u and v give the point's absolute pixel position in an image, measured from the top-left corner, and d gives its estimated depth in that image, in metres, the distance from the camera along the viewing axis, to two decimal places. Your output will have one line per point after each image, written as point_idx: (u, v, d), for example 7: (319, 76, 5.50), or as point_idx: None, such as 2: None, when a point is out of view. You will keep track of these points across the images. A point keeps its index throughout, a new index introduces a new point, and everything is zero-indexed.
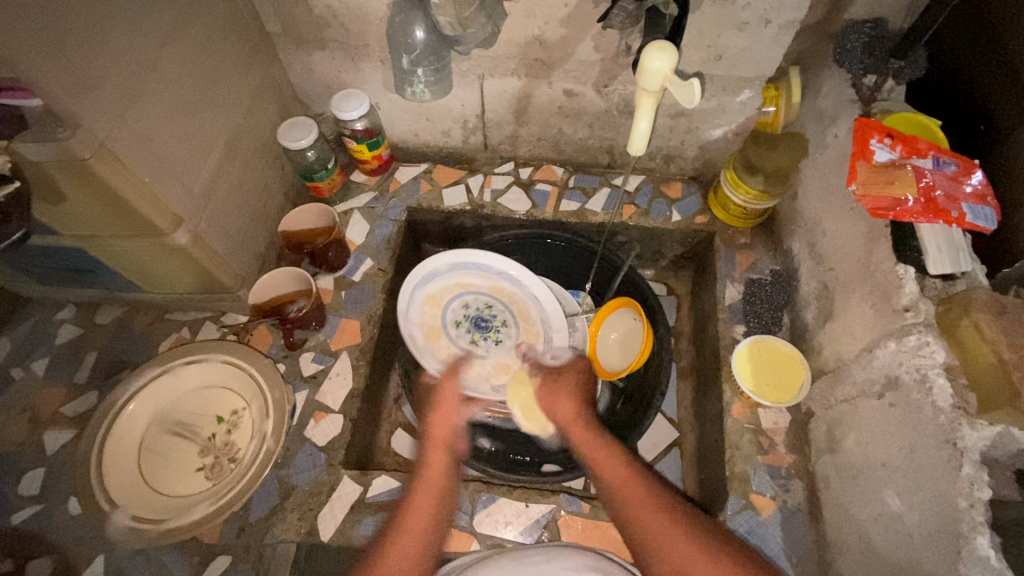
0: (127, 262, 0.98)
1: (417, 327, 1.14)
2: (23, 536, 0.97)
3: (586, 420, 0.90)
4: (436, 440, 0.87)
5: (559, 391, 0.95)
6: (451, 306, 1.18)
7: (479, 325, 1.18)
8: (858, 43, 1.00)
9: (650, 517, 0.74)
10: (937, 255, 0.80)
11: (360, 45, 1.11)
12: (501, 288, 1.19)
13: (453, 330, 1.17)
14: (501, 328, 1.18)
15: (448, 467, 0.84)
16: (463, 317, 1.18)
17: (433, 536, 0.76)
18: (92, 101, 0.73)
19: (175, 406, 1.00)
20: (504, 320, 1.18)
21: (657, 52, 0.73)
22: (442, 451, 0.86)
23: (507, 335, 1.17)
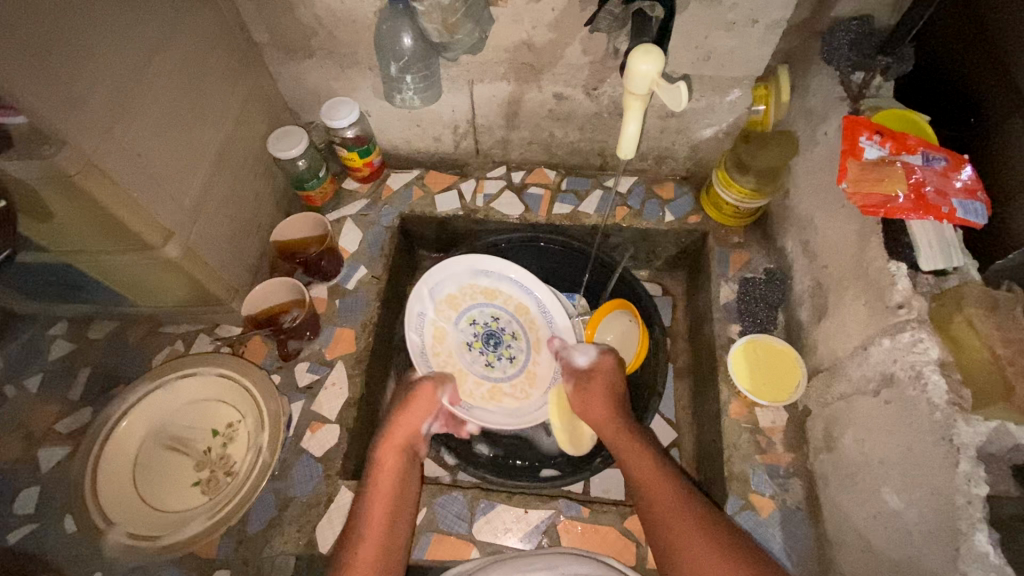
0: (118, 277, 0.97)
1: (489, 280, 1.17)
2: (18, 555, 0.96)
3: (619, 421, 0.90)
4: (393, 442, 0.91)
5: (591, 393, 0.95)
6: (508, 321, 1.18)
7: (496, 340, 1.18)
8: (845, 41, 1.00)
9: (676, 526, 0.76)
10: (928, 251, 0.80)
11: (348, 53, 1.11)
12: (529, 371, 1.16)
13: (495, 317, 1.18)
14: (478, 355, 1.16)
15: (403, 472, 0.89)
16: (505, 336, 1.18)
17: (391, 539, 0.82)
18: (78, 118, 0.72)
19: (169, 422, 0.99)
20: (488, 363, 1.16)
21: (644, 56, 0.73)
22: (396, 453, 0.90)
23: (471, 357, 1.15)
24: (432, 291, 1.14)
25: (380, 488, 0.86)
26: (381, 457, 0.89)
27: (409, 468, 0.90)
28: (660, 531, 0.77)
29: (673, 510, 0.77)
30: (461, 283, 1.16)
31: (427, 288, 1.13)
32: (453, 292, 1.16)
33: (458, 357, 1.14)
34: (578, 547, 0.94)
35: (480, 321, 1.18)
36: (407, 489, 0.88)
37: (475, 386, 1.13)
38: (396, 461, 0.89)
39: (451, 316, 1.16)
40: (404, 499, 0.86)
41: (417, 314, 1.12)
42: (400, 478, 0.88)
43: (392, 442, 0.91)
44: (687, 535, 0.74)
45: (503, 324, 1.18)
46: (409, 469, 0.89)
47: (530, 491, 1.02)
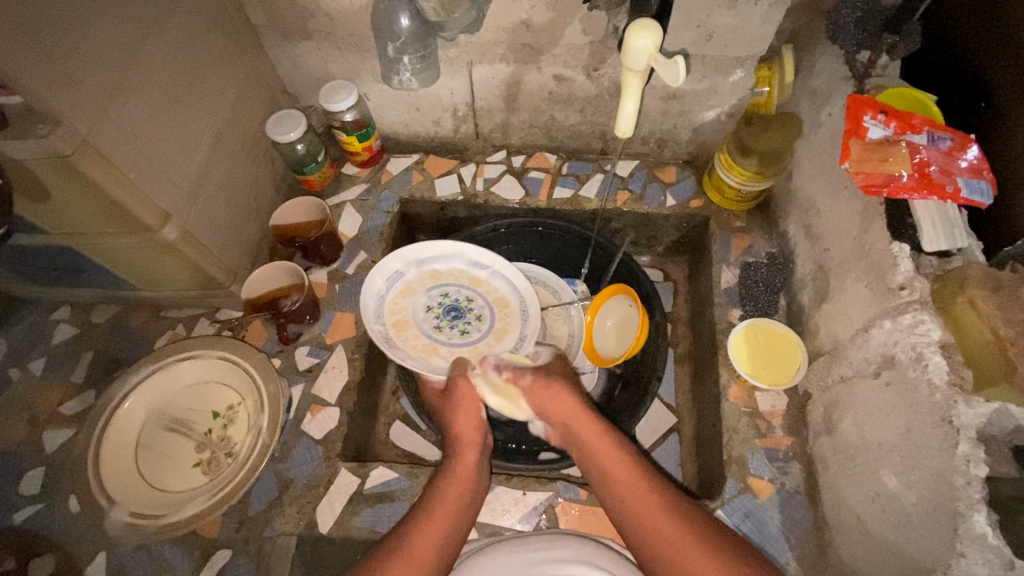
0: (118, 259, 0.98)
1: (483, 271, 1.16)
2: (24, 534, 0.97)
3: (587, 414, 0.91)
4: (468, 439, 0.93)
5: (552, 382, 0.94)
6: (481, 309, 1.13)
7: (451, 317, 1.12)
8: (851, 18, 0.98)
9: (670, 536, 0.76)
10: (932, 231, 0.79)
11: (346, 35, 1.10)
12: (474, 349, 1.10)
13: (470, 298, 1.14)
14: (430, 321, 1.11)
15: (477, 470, 0.90)
16: (470, 321, 1.12)
17: (458, 523, 0.82)
18: (72, 97, 0.72)
19: (171, 403, 1.00)
20: (435, 328, 1.11)
21: (640, 31, 0.72)
22: (473, 449, 0.92)
23: (422, 311, 1.12)
24: (419, 261, 1.15)
25: (454, 480, 0.87)
26: (461, 452, 0.91)
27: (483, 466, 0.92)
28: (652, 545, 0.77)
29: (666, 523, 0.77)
30: (453, 265, 1.16)
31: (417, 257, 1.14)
32: (441, 267, 1.16)
33: (409, 310, 1.11)
34: (576, 530, 0.94)
35: (452, 296, 1.14)
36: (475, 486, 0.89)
37: (409, 339, 1.09)
38: (473, 459, 0.91)
39: (422, 288, 1.14)
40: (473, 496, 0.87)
41: (394, 270, 1.13)
42: (472, 474, 0.89)
43: (467, 438, 0.93)
44: (674, 536, 0.76)
45: (475, 308, 1.13)
46: (483, 467, 0.92)
47: (529, 475, 1.02)
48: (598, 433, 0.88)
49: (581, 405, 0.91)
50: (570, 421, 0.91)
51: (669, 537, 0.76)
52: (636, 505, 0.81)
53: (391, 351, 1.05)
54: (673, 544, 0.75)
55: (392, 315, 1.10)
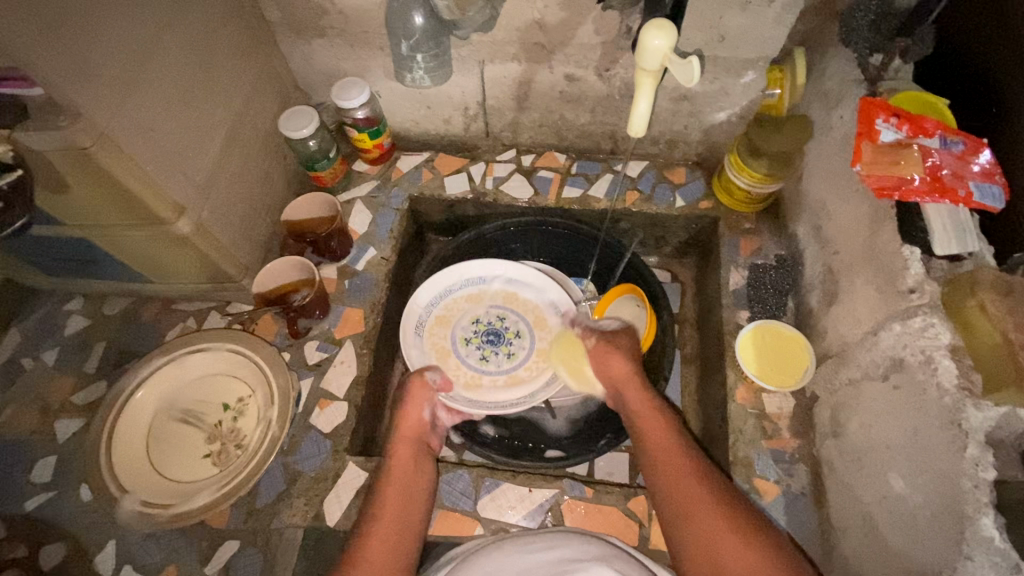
0: (132, 252, 0.99)
1: (555, 319, 1.16)
2: (35, 522, 0.99)
3: (640, 381, 0.94)
4: (404, 434, 0.93)
5: (610, 350, 0.98)
6: (519, 353, 1.15)
7: (491, 338, 1.16)
8: (864, 21, 0.98)
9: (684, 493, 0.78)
10: (943, 236, 0.78)
11: (359, 32, 1.11)
12: (475, 380, 1.12)
13: (519, 334, 1.16)
14: (467, 331, 1.16)
15: (417, 462, 0.91)
16: (499, 353, 1.15)
17: (406, 524, 0.82)
18: (92, 90, 0.73)
19: (183, 395, 1.01)
20: (464, 337, 1.15)
21: (655, 31, 0.72)
22: (409, 444, 0.92)
23: (478, 318, 1.17)
24: (509, 280, 1.19)
25: (393, 479, 0.87)
26: (395, 449, 0.91)
27: (423, 458, 0.92)
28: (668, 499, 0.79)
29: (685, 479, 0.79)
30: (531, 298, 1.18)
31: (508, 275, 1.19)
32: (523, 295, 1.19)
33: (460, 311, 1.17)
34: (582, 527, 0.95)
35: (507, 326, 1.17)
36: (419, 478, 0.89)
37: (433, 332, 1.15)
38: (409, 452, 0.91)
39: (489, 299, 1.19)
40: (414, 489, 0.87)
41: (479, 275, 1.19)
42: (410, 468, 0.89)
43: (402, 434, 0.93)
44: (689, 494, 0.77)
45: (513, 347, 1.15)
46: (422, 458, 0.92)
47: (535, 472, 1.03)
48: (645, 399, 0.91)
49: (636, 372, 0.95)
50: (622, 386, 0.94)
51: (689, 494, 0.77)
52: (665, 464, 0.82)
53: (411, 328, 1.13)
54: (692, 500, 0.77)
55: (441, 304, 1.17)
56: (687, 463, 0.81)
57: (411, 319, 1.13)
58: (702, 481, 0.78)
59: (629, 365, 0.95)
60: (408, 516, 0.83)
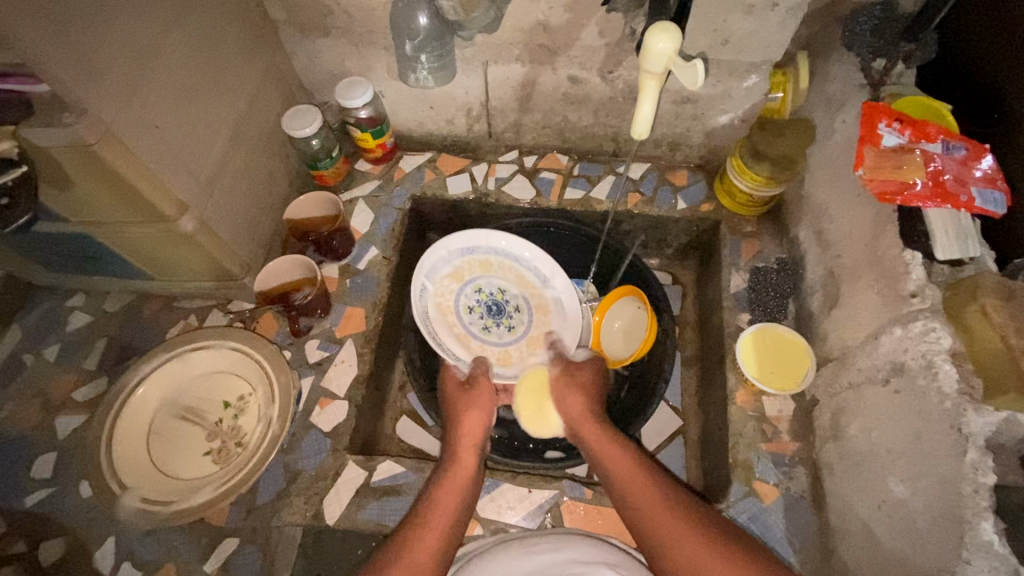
0: (136, 249, 0.99)
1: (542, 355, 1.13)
2: (35, 518, 0.99)
3: (595, 416, 0.94)
4: (467, 442, 0.92)
5: (574, 387, 0.99)
6: (492, 338, 1.15)
7: (499, 307, 1.16)
8: (867, 26, 1.00)
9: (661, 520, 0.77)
10: (945, 242, 0.79)
11: (364, 32, 1.11)
12: (442, 314, 1.14)
13: (512, 329, 1.15)
14: (490, 287, 1.17)
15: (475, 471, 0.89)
16: (483, 320, 1.16)
17: (455, 530, 0.81)
18: (98, 88, 0.73)
19: (184, 392, 1.01)
20: (477, 287, 1.16)
21: (660, 34, 0.72)
22: (472, 453, 0.91)
23: (514, 293, 1.16)
24: (557, 300, 1.15)
25: (450, 483, 0.86)
26: (459, 455, 0.90)
27: (480, 470, 0.91)
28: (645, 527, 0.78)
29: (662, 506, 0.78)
30: (553, 325, 1.14)
31: (563, 302, 1.14)
32: (551, 316, 1.15)
33: (507, 276, 1.16)
34: (581, 529, 0.95)
35: (512, 319, 1.16)
36: (474, 487, 0.88)
37: (467, 264, 1.16)
38: (472, 462, 0.90)
39: (533, 292, 1.16)
40: (469, 498, 0.86)
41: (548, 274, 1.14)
42: (470, 476, 0.88)
43: (465, 441, 0.92)
44: (672, 524, 0.76)
45: (495, 330, 1.16)
46: (478, 471, 0.91)
47: (534, 472, 1.03)
48: (603, 433, 0.90)
49: (592, 407, 0.95)
50: (580, 423, 0.94)
51: (665, 526, 0.76)
52: (636, 496, 0.80)
53: (464, 240, 1.13)
54: (671, 533, 0.75)
55: (499, 258, 1.16)
56: (657, 495, 0.80)
57: (471, 243, 1.14)
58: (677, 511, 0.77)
59: (586, 400, 0.96)
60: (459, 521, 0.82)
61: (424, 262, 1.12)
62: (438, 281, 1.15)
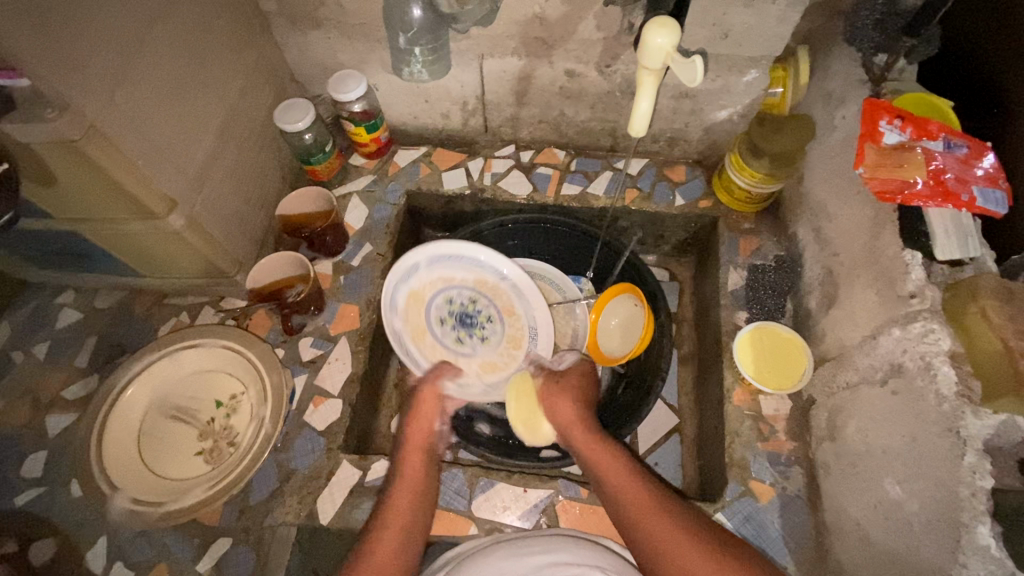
0: (124, 245, 0.97)
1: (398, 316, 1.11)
2: (25, 518, 0.98)
3: (585, 423, 0.91)
4: (415, 444, 0.90)
5: (559, 392, 0.96)
6: (434, 328, 1.13)
7: (469, 317, 1.13)
8: (869, 21, 0.98)
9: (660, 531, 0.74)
10: (945, 241, 0.78)
11: (356, 23, 1.09)
12: (481, 280, 1.12)
13: (443, 326, 1.13)
14: (488, 330, 1.13)
15: (425, 473, 0.88)
16: (448, 313, 1.13)
17: (413, 534, 0.80)
18: (81, 82, 0.71)
19: (176, 391, 1.00)
20: (490, 316, 1.13)
21: (658, 29, 0.71)
22: (420, 454, 0.89)
23: (494, 330, 1.13)
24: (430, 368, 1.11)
25: (402, 487, 0.85)
26: (403, 457, 0.89)
27: (431, 469, 0.89)
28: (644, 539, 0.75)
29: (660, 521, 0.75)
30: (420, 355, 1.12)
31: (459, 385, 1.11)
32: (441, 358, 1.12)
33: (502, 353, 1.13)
34: (576, 528, 0.95)
35: (446, 323, 1.13)
36: (428, 487, 0.87)
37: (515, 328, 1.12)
38: (419, 462, 0.88)
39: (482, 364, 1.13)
40: (425, 498, 0.85)
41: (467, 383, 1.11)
42: (421, 478, 0.87)
43: (413, 444, 0.90)
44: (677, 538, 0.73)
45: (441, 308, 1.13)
46: (431, 471, 0.89)
47: (529, 472, 1.02)
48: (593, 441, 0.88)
49: (582, 414, 0.92)
50: (573, 431, 0.91)
51: (662, 532, 0.74)
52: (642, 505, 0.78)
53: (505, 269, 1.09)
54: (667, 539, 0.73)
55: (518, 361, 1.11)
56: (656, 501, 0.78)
57: (519, 287, 1.10)
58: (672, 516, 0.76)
59: (575, 407, 0.93)
60: (411, 532, 0.80)
61: (489, 254, 1.09)
62: (505, 291, 1.11)
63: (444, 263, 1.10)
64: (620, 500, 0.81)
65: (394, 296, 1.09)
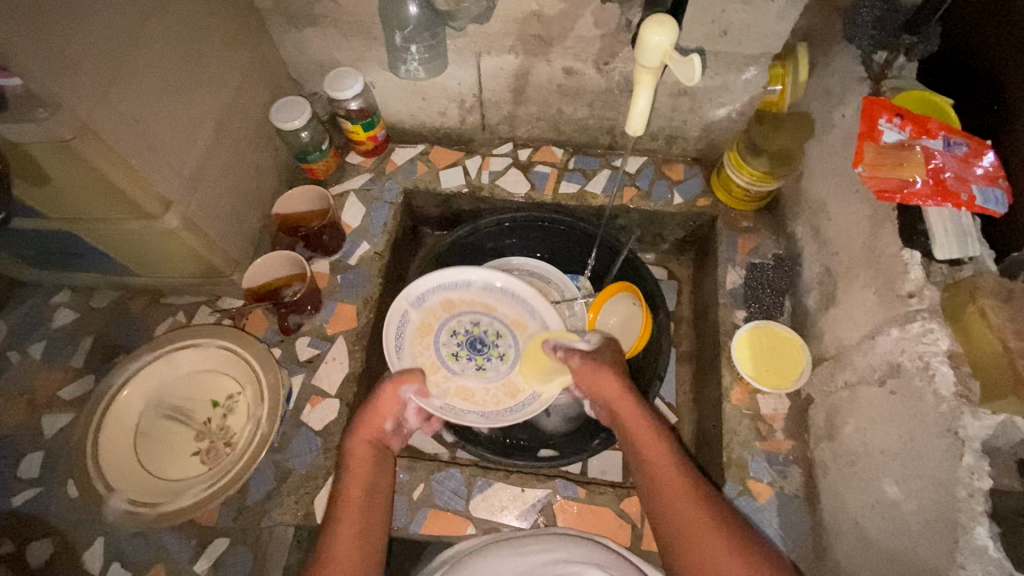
0: (118, 245, 0.97)
1: (417, 313, 1.09)
2: (22, 518, 0.97)
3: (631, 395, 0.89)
4: (365, 435, 0.88)
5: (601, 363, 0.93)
6: (442, 336, 1.11)
7: (479, 342, 1.11)
8: (869, 18, 0.97)
9: (690, 522, 0.74)
10: (944, 240, 0.77)
11: (351, 20, 1.08)
12: (520, 322, 1.12)
13: (456, 335, 1.11)
14: (490, 364, 1.11)
15: (374, 464, 0.86)
16: (464, 331, 1.12)
17: (368, 531, 0.80)
18: (73, 83, 0.71)
19: (172, 392, 1.00)
20: (501, 353, 1.11)
21: (656, 27, 0.71)
22: (369, 446, 0.87)
23: (495, 366, 1.11)
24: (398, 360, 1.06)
25: (353, 481, 0.84)
26: (351, 449, 0.87)
27: (380, 459, 0.88)
28: (675, 528, 0.75)
29: (689, 511, 0.75)
30: (405, 349, 1.07)
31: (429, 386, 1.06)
32: (423, 362, 1.08)
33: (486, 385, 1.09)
34: (574, 527, 0.95)
35: (461, 331, 1.12)
36: (380, 476, 0.86)
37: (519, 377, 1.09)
38: (369, 455, 0.87)
39: (462, 387, 1.09)
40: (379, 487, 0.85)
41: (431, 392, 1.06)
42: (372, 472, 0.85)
43: (362, 435, 0.88)
44: (705, 532, 0.73)
45: (465, 328, 1.12)
46: (381, 461, 0.88)
47: (528, 471, 1.02)
48: (637, 417, 0.86)
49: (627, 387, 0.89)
50: (617, 404, 0.89)
51: (689, 517, 0.75)
52: (671, 489, 0.78)
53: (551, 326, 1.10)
54: (695, 527, 0.74)
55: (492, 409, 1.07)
56: (687, 487, 0.77)
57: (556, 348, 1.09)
58: (703, 501, 0.76)
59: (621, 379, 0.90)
60: (370, 531, 0.80)
61: (546, 309, 1.09)
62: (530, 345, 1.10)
63: (495, 293, 1.11)
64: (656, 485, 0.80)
65: (430, 291, 1.10)
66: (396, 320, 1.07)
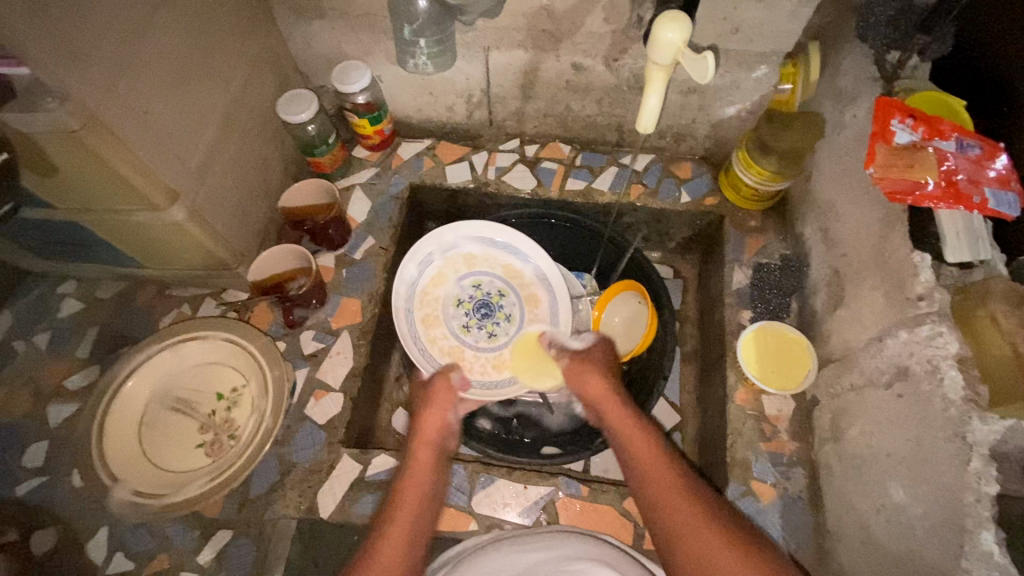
0: (124, 237, 0.97)
1: (525, 268, 1.15)
2: (27, 507, 0.98)
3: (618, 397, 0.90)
4: (426, 439, 0.88)
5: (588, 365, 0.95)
6: (497, 283, 1.16)
7: (489, 310, 1.15)
8: (883, 16, 0.93)
9: (678, 512, 0.73)
10: (955, 241, 0.76)
11: (361, 14, 1.08)
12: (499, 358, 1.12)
13: (504, 299, 1.15)
14: (456, 308, 1.14)
15: (436, 465, 0.86)
16: (502, 308, 1.15)
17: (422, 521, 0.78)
18: (79, 72, 0.70)
19: (176, 384, 1.00)
20: (462, 325, 1.13)
21: (669, 23, 0.70)
22: (431, 448, 0.87)
23: (456, 316, 1.14)
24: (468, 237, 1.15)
25: (412, 476, 0.82)
26: (415, 449, 0.87)
27: (442, 464, 0.87)
28: (662, 521, 0.74)
29: (677, 502, 0.74)
30: (481, 249, 1.15)
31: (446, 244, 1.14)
32: (475, 253, 1.16)
33: (436, 300, 1.14)
34: (576, 525, 0.94)
35: (502, 304, 1.15)
36: (439, 479, 0.85)
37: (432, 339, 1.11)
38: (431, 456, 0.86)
39: (439, 282, 1.15)
40: (438, 488, 0.83)
41: (429, 252, 1.14)
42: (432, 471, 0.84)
43: (424, 437, 0.88)
44: (696, 526, 0.71)
45: (503, 305, 1.15)
46: (441, 463, 0.87)
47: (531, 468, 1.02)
48: (625, 416, 0.87)
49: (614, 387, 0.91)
50: (600, 402, 0.91)
51: (681, 511, 0.73)
52: (655, 477, 0.77)
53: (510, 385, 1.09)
54: (685, 519, 0.72)
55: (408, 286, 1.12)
56: (677, 479, 0.77)
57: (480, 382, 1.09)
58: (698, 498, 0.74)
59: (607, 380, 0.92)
60: (421, 525, 0.77)
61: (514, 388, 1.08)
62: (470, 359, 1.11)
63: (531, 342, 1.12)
64: (643, 483, 0.78)
65: (541, 289, 1.14)
66: (502, 244, 1.15)
